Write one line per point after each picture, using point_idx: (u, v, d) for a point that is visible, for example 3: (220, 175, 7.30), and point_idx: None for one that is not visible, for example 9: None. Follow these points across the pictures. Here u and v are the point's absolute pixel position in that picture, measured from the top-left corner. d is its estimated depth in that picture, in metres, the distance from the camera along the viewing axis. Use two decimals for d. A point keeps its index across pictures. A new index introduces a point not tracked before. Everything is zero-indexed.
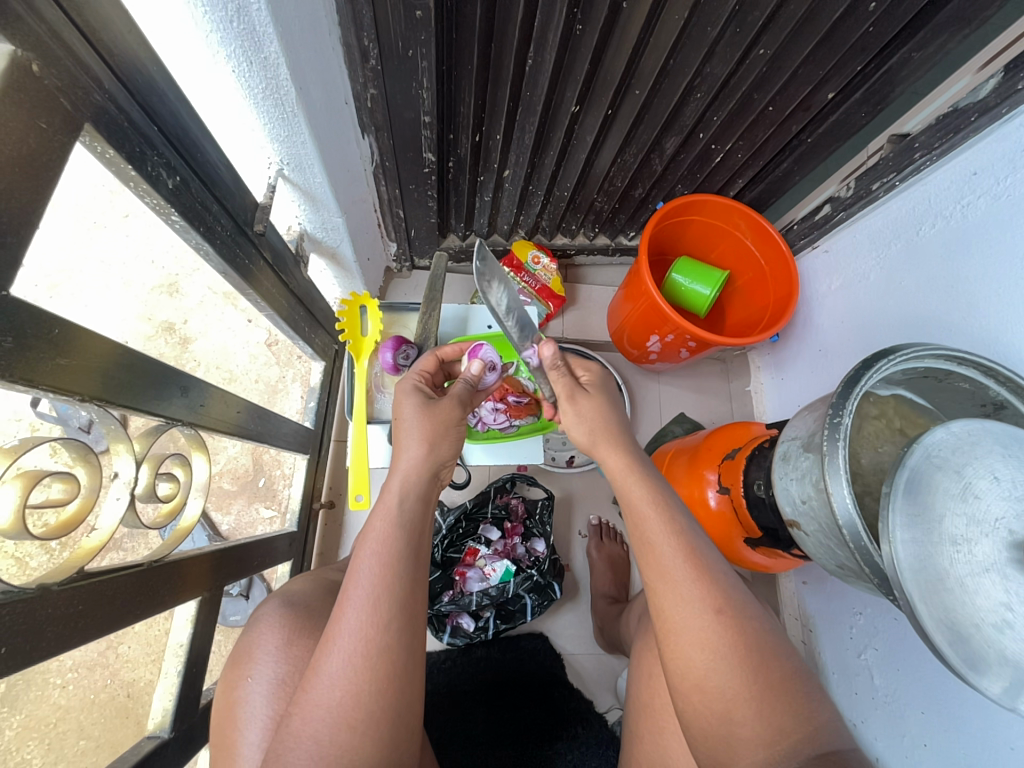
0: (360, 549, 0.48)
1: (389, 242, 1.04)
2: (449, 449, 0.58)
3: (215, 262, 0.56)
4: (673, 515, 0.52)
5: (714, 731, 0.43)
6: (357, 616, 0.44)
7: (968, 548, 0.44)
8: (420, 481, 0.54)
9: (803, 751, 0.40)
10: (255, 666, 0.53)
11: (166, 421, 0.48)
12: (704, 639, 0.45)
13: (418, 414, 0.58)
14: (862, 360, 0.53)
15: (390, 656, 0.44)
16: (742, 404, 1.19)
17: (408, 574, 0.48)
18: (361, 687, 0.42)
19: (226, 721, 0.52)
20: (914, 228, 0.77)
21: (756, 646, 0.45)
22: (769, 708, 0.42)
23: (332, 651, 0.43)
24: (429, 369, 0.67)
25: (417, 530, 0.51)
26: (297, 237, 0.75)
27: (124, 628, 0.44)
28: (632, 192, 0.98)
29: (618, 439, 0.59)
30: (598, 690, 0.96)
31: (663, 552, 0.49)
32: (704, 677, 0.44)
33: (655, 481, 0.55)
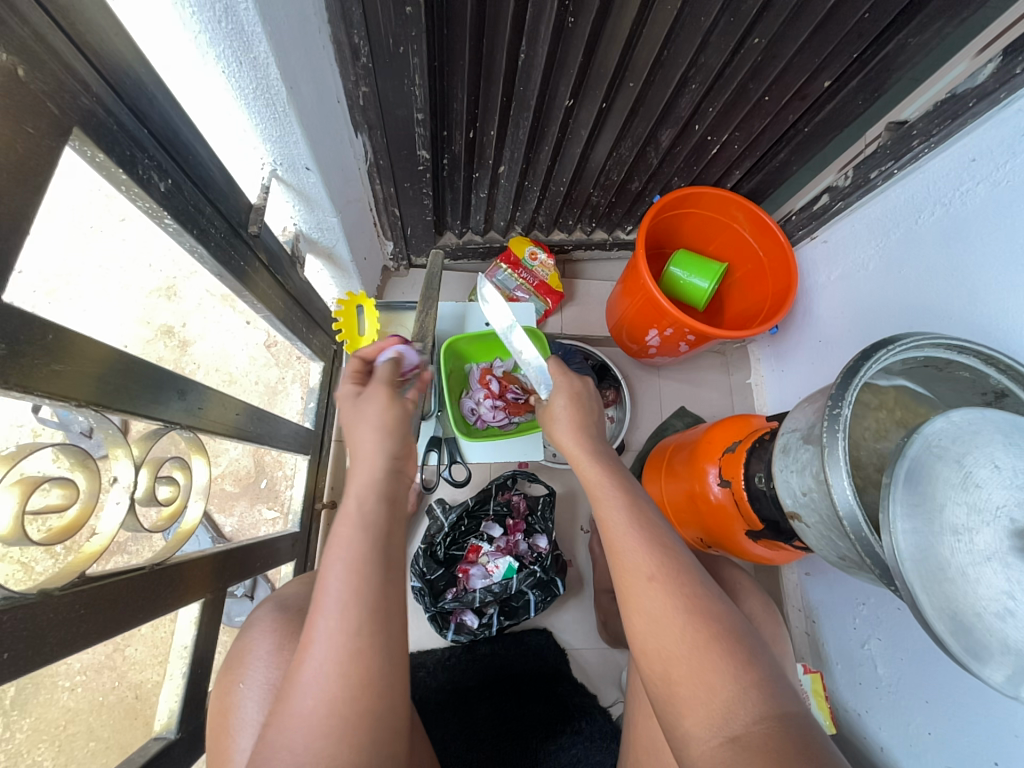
0: (328, 554, 0.47)
1: (385, 242, 1.03)
2: (395, 442, 0.55)
3: (209, 264, 0.56)
4: (631, 495, 0.56)
5: (661, 691, 0.46)
6: (328, 624, 0.44)
7: (969, 537, 0.44)
8: (376, 484, 0.52)
9: (740, 714, 0.42)
10: (248, 671, 0.54)
11: (165, 423, 0.48)
12: (646, 605, 0.48)
13: (375, 408, 0.56)
14: (862, 350, 0.53)
15: (365, 662, 0.44)
16: (742, 397, 1.19)
17: (378, 578, 0.47)
18: (335, 693, 0.42)
19: (220, 729, 0.52)
20: (912, 216, 0.77)
21: (697, 612, 0.47)
22: (707, 671, 0.44)
23: (307, 659, 0.43)
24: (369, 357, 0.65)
25: (385, 534, 0.50)
26: (292, 237, 0.75)
27: (127, 632, 0.44)
28: (628, 185, 0.97)
29: (579, 428, 0.64)
30: (603, 684, 0.97)
31: (615, 529, 0.54)
32: (650, 642, 0.47)
33: (614, 468, 0.60)
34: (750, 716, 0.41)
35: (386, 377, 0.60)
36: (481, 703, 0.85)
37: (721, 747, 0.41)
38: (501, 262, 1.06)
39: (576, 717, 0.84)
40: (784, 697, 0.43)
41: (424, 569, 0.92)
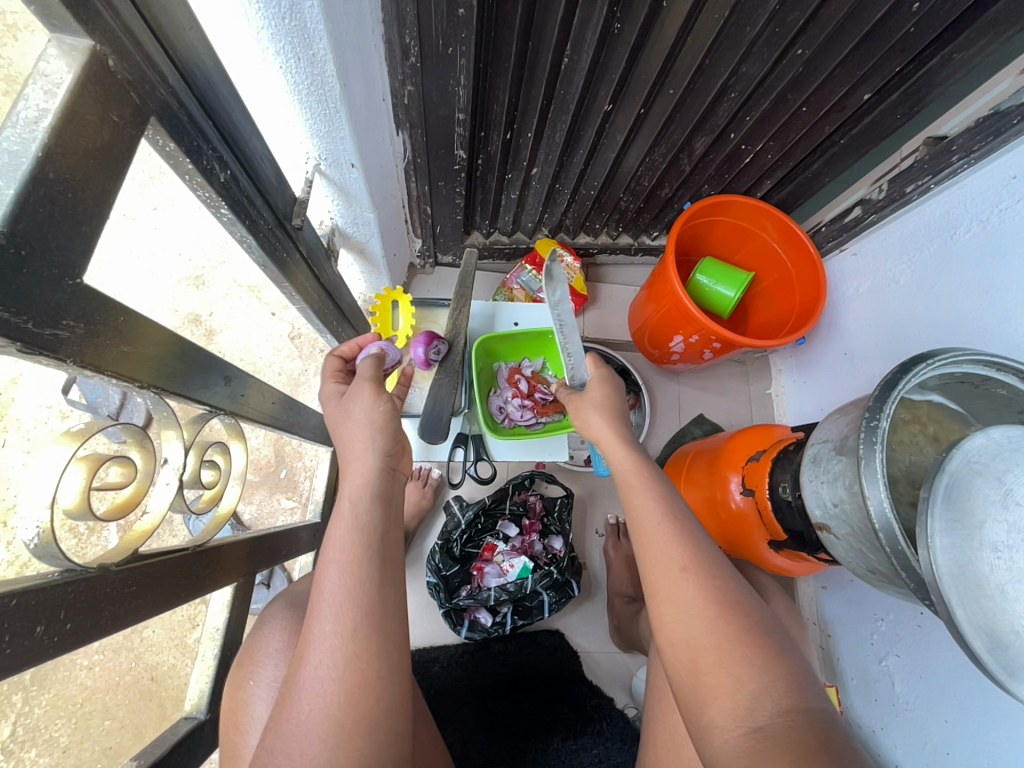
0: (323, 557, 0.47)
1: (414, 239, 1.05)
2: (385, 438, 0.55)
3: (255, 254, 0.57)
4: (660, 485, 0.56)
5: (687, 681, 0.46)
6: (324, 627, 0.44)
7: (1010, 555, 0.43)
8: (369, 485, 0.52)
9: (764, 704, 0.41)
10: (259, 669, 0.53)
11: (209, 408, 0.49)
12: (675, 595, 0.49)
13: (362, 407, 0.56)
14: (899, 364, 0.53)
15: (364, 666, 0.43)
16: (762, 407, 1.19)
17: (373, 581, 0.46)
18: (332, 699, 0.42)
19: (233, 724, 0.51)
20: (947, 232, 0.77)
21: (726, 603, 0.47)
22: (734, 662, 0.44)
23: (305, 665, 0.43)
24: (344, 367, 0.66)
25: (380, 536, 0.49)
26: (329, 232, 0.77)
27: (171, 610, 0.45)
28: (658, 191, 0.98)
29: (615, 424, 0.64)
30: (614, 688, 0.97)
31: (644, 519, 0.54)
32: (677, 632, 0.47)
33: (644, 460, 0.59)
34: (774, 706, 0.41)
35: (372, 372, 0.61)
36: (499, 701, 0.85)
37: (744, 738, 0.41)
38: (527, 263, 1.07)
39: (596, 718, 0.83)
40: (816, 696, 0.42)
41: (440, 565, 0.93)
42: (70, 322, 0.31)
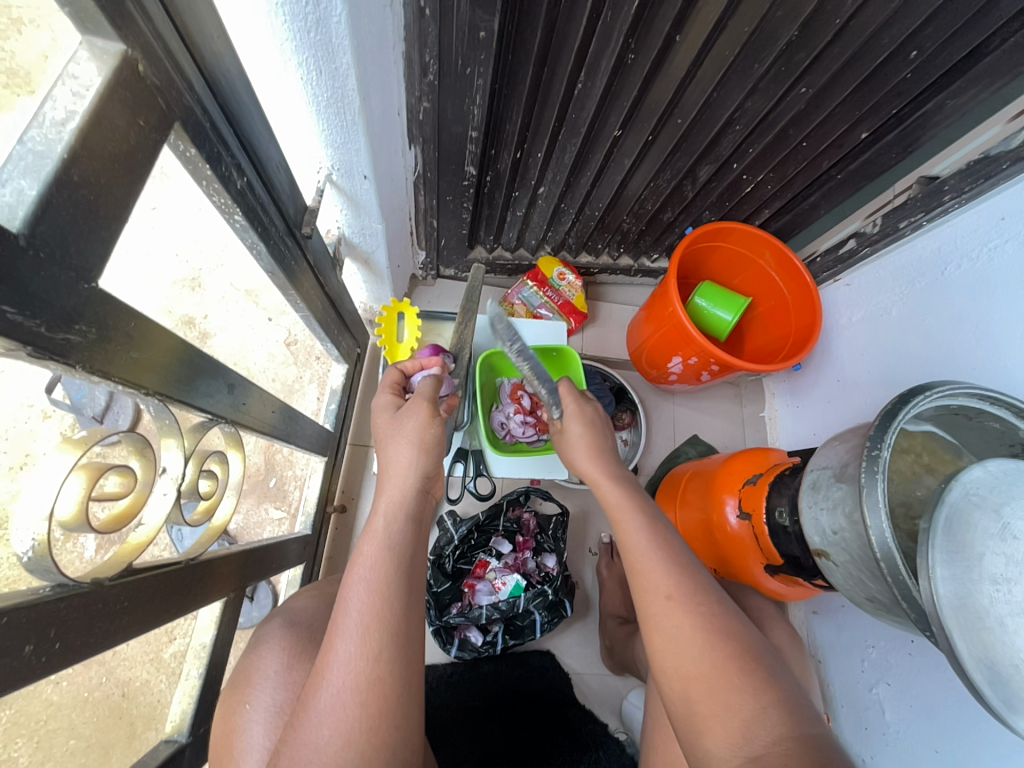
0: (349, 572, 0.46)
1: (417, 251, 1.05)
2: (433, 461, 0.56)
3: (264, 260, 0.56)
4: (644, 509, 0.57)
5: (683, 713, 0.45)
6: (347, 649, 0.42)
7: (1008, 588, 0.43)
8: (404, 503, 0.52)
9: (760, 733, 0.41)
10: (256, 692, 0.50)
11: (209, 417, 0.48)
12: (663, 622, 0.48)
13: (404, 424, 0.56)
14: (899, 395, 0.55)
15: (382, 690, 0.42)
16: (754, 430, 1.20)
17: (401, 600, 0.46)
18: (353, 723, 0.40)
19: (223, 750, 0.48)
20: (939, 269, 0.80)
21: (710, 627, 0.47)
22: (725, 689, 0.44)
23: (322, 685, 0.41)
24: (399, 382, 0.64)
25: (410, 558, 0.49)
26: (336, 240, 0.76)
27: (164, 623, 0.43)
28: (660, 216, 1.00)
29: (597, 447, 0.63)
30: (604, 712, 0.95)
31: (630, 543, 0.54)
32: (667, 658, 0.47)
33: (627, 482, 0.60)
34: (769, 736, 0.40)
35: (430, 393, 0.59)
36: (494, 726, 0.83)
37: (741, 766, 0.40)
38: (528, 279, 1.08)
39: (593, 746, 0.82)
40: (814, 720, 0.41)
41: (432, 583, 0.90)
42: (81, 326, 0.30)
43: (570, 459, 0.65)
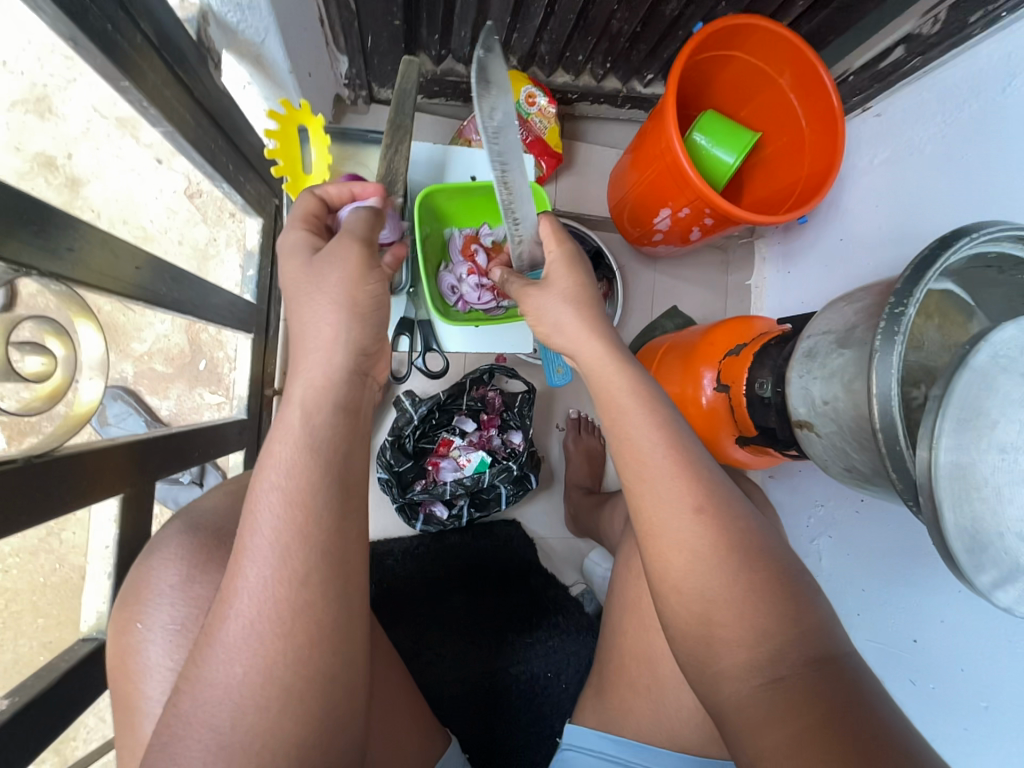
0: (257, 480, 0.37)
1: (337, 57, 0.78)
2: (367, 331, 0.43)
3: (50, 14, 0.35)
4: (659, 411, 0.47)
5: (694, 632, 0.43)
6: (259, 575, 0.35)
7: (1013, 456, 0.39)
8: (329, 390, 0.40)
9: (787, 654, 0.39)
10: (148, 610, 0.44)
11: (10, 267, 0.34)
12: (688, 543, 0.43)
13: (317, 283, 0.42)
14: (938, 239, 0.44)
15: (312, 615, 0.36)
16: (737, 300, 1.11)
17: (328, 514, 0.37)
18: (274, 655, 0.35)
19: (120, 672, 0.44)
20: (1000, 83, 0.63)
21: (742, 550, 0.43)
22: (751, 612, 0.41)
23: (229, 616, 0.35)
24: (316, 214, 0.49)
25: (340, 459, 0.39)
26: (198, 15, 0.51)
27: (4, 538, 0.35)
28: (662, 8, 0.75)
29: (592, 324, 0.50)
30: (566, 569, 1.01)
31: (646, 452, 0.46)
32: (684, 579, 0.43)
33: (636, 373, 0.49)
34: (797, 656, 0.39)
35: (363, 234, 0.44)
36: (454, 596, 0.84)
37: (760, 688, 0.39)
38: None
39: (553, 611, 0.85)
40: (837, 638, 0.41)
41: (391, 461, 0.87)
42: None
43: (553, 336, 0.53)
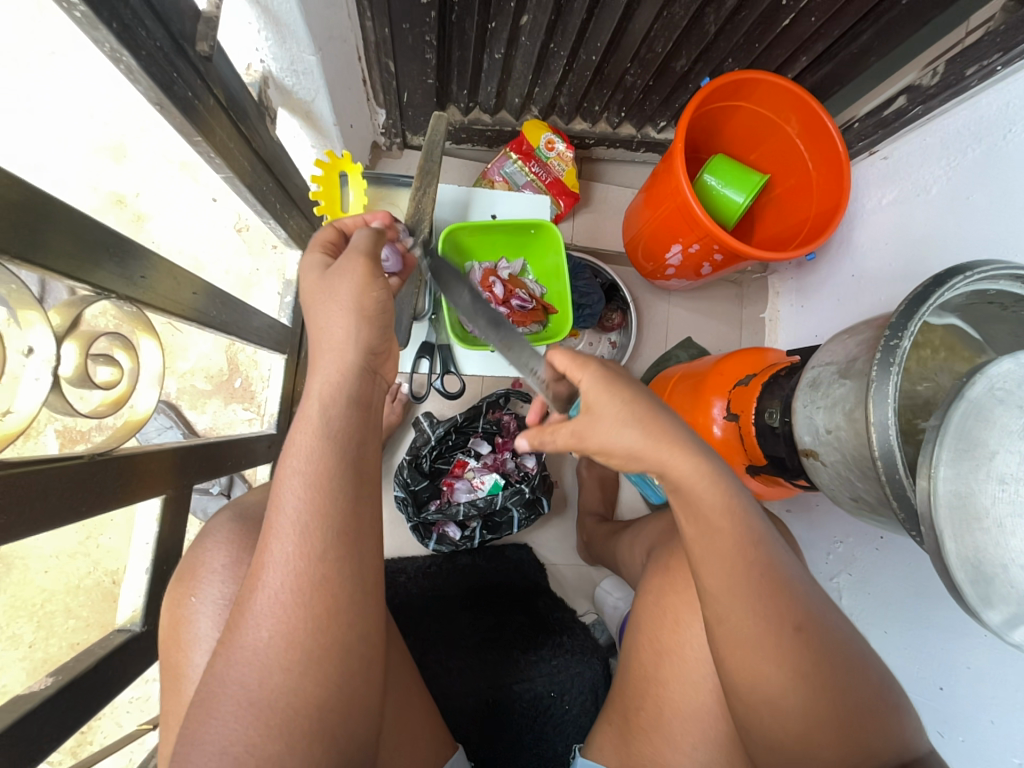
0: (281, 468, 0.41)
1: (376, 110, 0.87)
2: (376, 334, 0.47)
3: (144, 87, 0.43)
4: (748, 526, 0.46)
5: (789, 748, 0.43)
6: (284, 549, 0.38)
7: (1015, 487, 0.39)
8: (343, 384, 0.44)
9: (879, 758, 0.43)
10: (202, 585, 0.49)
11: (95, 292, 0.40)
12: (790, 664, 0.43)
13: (325, 288, 0.46)
14: (932, 277, 0.46)
15: (332, 590, 0.39)
16: (752, 332, 1.13)
17: (345, 498, 0.40)
18: (297, 624, 0.38)
19: (171, 641, 0.48)
20: (1001, 131, 0.65)
21: (836, 669, 0.44)
22: (847, 724, 0.43)
23: (259, 588, 0.38)
24: (334, 241, 0.53)
25: (355, 446, 0.43)
26: (260, 80, 0.59)
27: (66, 525, 0.40)
28: (672, 64, 0.82)
29: (681, 445, 0.46)
30: (577, 597, 1.01)
31: (745, 574, 0.44)
32: (785, 700, 0.43)
33: (726, 485, 0.46)
34: (886, 755, 0.43)
35: (367, 248, 0.50)
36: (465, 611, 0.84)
37: None
38: (511, 149, 0.91)
39: (558, 631, 0.83)
40: (913, 737, 0.45)
41: (408, 480, 0.90)
42: None
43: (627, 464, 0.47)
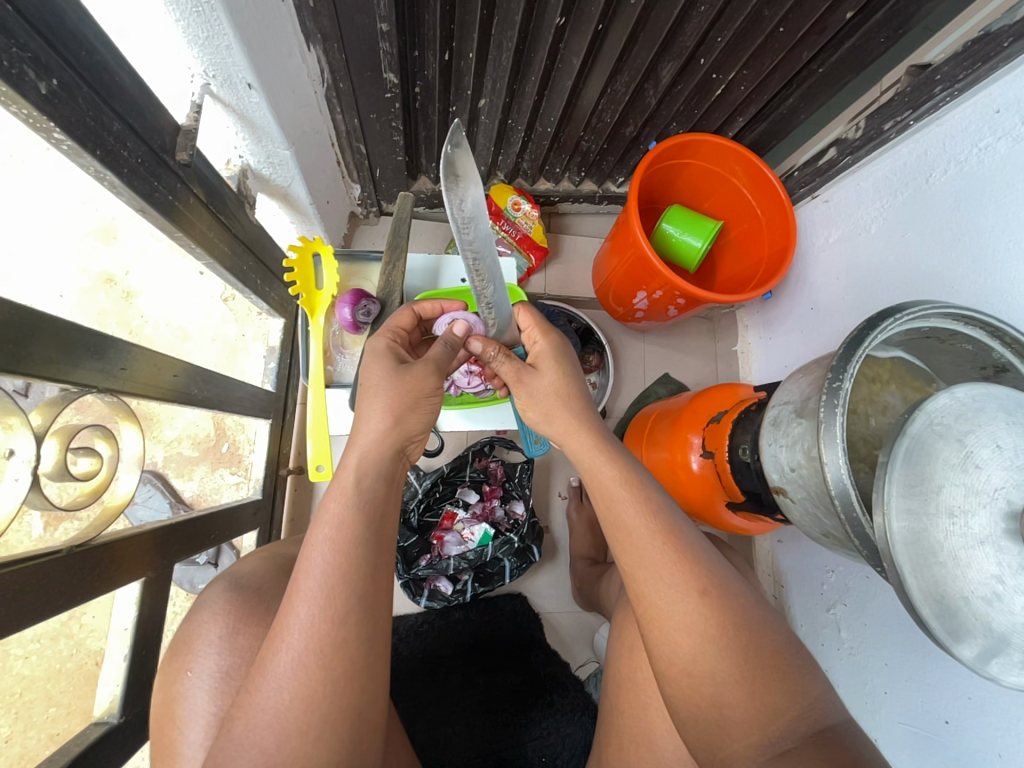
0: (313, 534, 0.43)
1: (352, 185, 0.93)
2: (418, 424, 0.52)
3: (126, 197, 0.47)
4: (649, 499, 0.50)
5: (704, 714, 0.41)
6: (309, 612, 0.40)
7: (964, 520, 0.41)
8: (379, 461, 0.48)
9: (800, 728, 0.38)
10: (181, 669, 0.48)
11: (77, 389, 0.42)
12: (686, 620, 0.44)
13: (387, 380, 0.51)
14: (866, 319, 0.49)
15: (347, 652, 0.40)
16: (727, 365, 1.16)
17: (370, 563, 0.43)
18: (314, 686, 0.38)
19: (166, 717, 0.47)
20: (923, 176, 0.71)
21: (743, 630, 0.43)
22: (760, 685, 0.41)
23: (281, 649, 0.39)
24: (404, 326, 0.60)
25: (381, 516, 0.46)
26: (239, 173, 0.65)
27: (40, 621, 0.40)
28: (622, 130, 0.89)
29: (580, 418, 0.57)
30: (575, 646, 0.98)
31: (639, 537, 0.48)
32: (691, 661, 0.42)
33: (622, 459, 0.54)
34: (811, 727, 0.39)
35: (440, 361, 0.55)
36: (457, 672, 0.83)
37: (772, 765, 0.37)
38: None
39: (550, 689, 0.81)
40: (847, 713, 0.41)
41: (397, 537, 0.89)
42: None
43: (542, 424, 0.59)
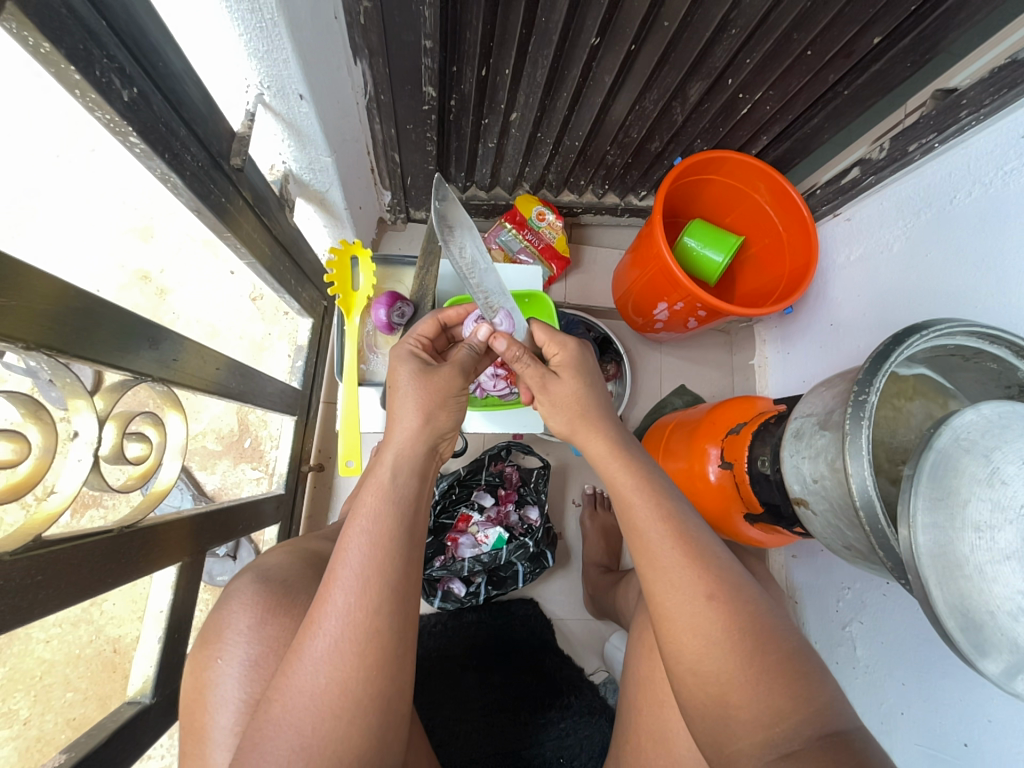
0: (349, 525, 0.45)
1: (382, 192, 0.96)
2: (447, 420, 0.54)
3: (184, 197, 0.49)
4: (663, 501, 0.51)
5: (712, 711, 0.42)
6: (345, 599, 0.41)
7: (990, 534, 0.42)
8: (413, 458, 0.50)
9: (804, 731, 0.38)
10: (215, 654, 0.50)
11: (133, 376, 0.44)
12: (692, 619, 0.44)
13: (412, 380, 0.53)
14: (893, 335, 0.50)
15: (381, 643, 0.41)
16: (743, 378, 1.17)
17: (400, 560, 0.44)
18: (349, 672, 0.40)
19: (195, 705, 0.49)
20: (947, 198, 0.72)
21: (752, 633, 0.43)
22: (765, 687, 0.41)
23: (317, 634, 0.40)
24: (429, 335, 0.62)
25: (412, 514, 0.47)
26: (281, 178, 0.69)
27: (91, 597, 0.42)
28: (647, 145, 0.91)
29: (597, 424, 0.57)
30: (586, 654, 0.98)
31: (650, 539, 0.49)
32: (699, 660, 0.43)
33: (639, 465, 0.54)
34: (818, 730, 0.38)
35: (465, 364, 0.58)
36: (470, 674, 0.83)
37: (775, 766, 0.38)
38: (506, 220, 1.00)
39: (566, 691, 0.82)
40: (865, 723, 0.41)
41: None
42: None
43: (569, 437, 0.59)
